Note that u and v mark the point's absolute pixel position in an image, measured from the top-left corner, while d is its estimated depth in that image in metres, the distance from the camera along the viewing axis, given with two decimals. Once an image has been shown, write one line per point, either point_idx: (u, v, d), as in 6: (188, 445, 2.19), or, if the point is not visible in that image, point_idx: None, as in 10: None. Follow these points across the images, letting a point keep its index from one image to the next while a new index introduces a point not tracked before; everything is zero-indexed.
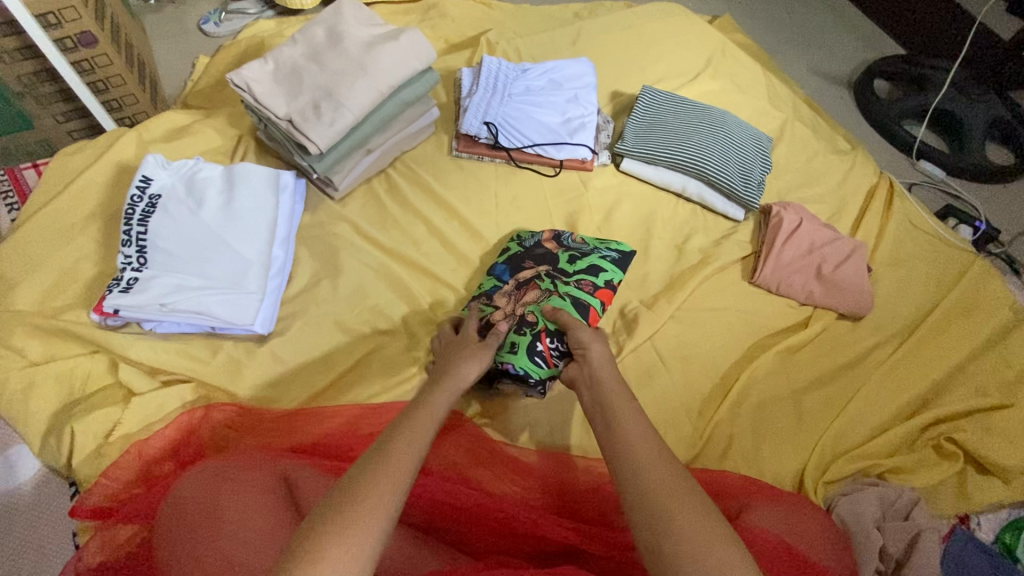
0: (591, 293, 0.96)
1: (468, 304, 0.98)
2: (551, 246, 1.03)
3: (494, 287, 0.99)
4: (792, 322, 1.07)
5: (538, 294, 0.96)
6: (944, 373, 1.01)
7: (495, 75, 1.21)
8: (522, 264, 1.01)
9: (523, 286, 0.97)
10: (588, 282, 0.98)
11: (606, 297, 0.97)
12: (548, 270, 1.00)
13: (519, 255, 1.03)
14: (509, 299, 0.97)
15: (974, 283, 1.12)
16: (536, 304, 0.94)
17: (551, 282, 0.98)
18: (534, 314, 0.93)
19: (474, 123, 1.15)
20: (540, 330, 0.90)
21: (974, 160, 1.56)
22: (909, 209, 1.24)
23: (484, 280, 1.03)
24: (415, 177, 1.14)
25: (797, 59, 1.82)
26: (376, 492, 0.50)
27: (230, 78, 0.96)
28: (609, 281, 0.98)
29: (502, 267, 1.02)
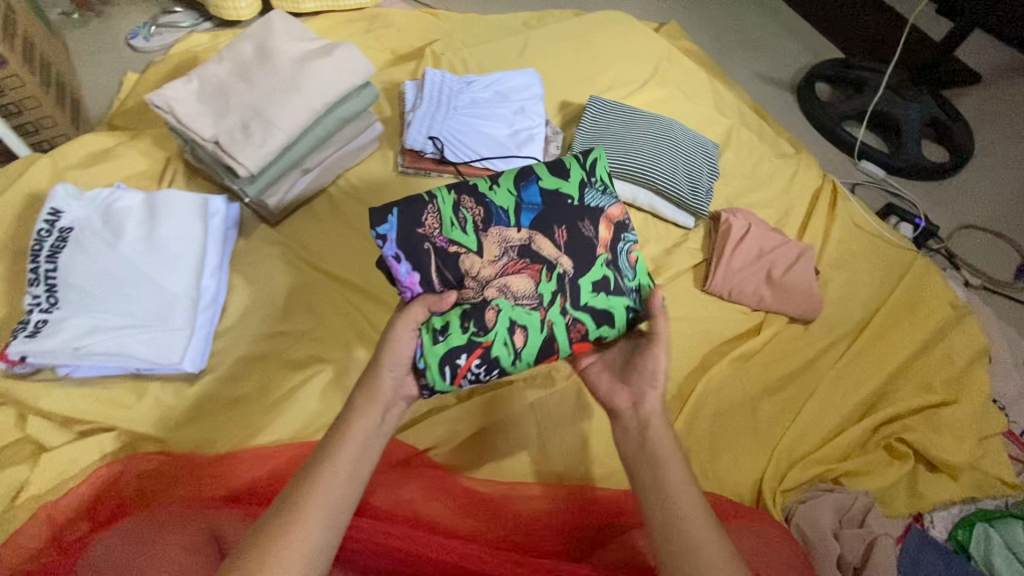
0: (572, 341, 0.78)
1: (471, 209, 0.80)
2: (599, 238, 0.81)
3: (506, 213, 0.81)
4: (746, 328, 1.07)
5: (527, 296, 0.77)
6: (891, 373, 1.02)
7: (439, 88, 1.18)
8: (547, 228, 0.80)
9: (525, 266, 0.78)
10: (584, 324, 0.78)
11: (580, 351, 0.79)
12: (571, 268, 0.79)
13: (562, 205, 0.82)
14: (501, 247, 0.79)
15: (916, 281, 1.15)
16: (510, 303, 0.77)
17: (553, 286, 0.78)
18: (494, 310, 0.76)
19: (418, 138, 1.11)
20: (480, 342, 0.75)
21: (912, 160, 1.62)
22: (852, 211, 1.27)
23: (510, 185, 0.82)
24: (358, 195, 1.10)
25: (743, 64, 1.85)
26: (301, 512, 0.57)
27: (149, 98, 0.89)
28: (600, 339, 0.79)
29: (530, 212, 0.81)
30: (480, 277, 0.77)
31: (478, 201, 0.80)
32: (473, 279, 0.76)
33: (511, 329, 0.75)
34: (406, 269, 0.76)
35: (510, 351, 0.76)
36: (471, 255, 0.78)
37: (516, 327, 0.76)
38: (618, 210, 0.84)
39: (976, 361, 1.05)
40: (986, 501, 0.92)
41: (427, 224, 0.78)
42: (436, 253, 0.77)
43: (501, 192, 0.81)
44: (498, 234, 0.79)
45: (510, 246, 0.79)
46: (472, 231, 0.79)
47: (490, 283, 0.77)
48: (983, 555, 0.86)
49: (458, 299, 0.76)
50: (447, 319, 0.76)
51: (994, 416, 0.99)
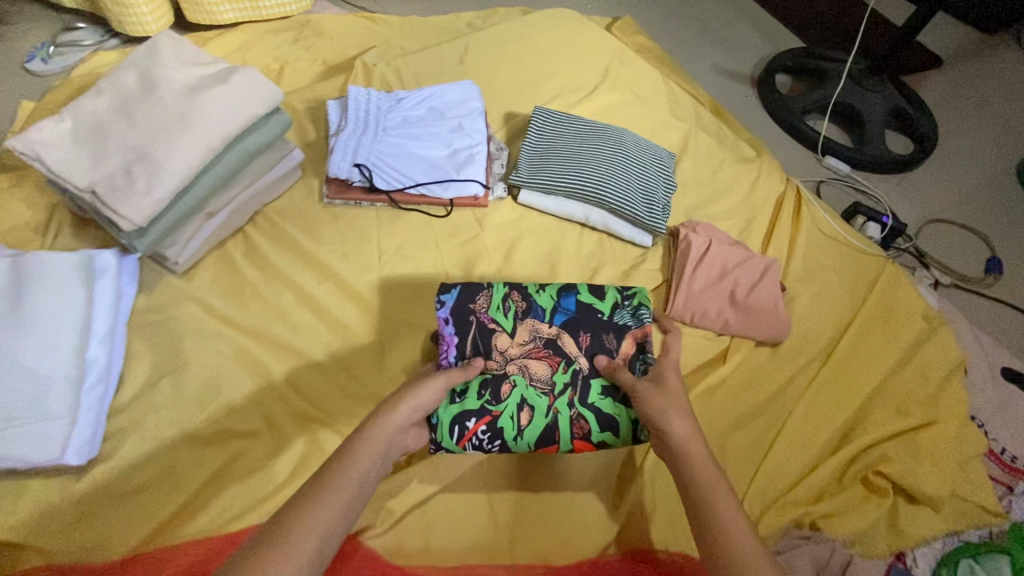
0: (573, 438, 0.77)
1: (521, 294, 0.85)
2: (622, 350, 0.81)
3: (545, 304, 0.84)
4: (711, 355, 0.99)
5: (544, 381, 0.78)
6: (865, 396, 0.96)
7: (365, 107, 1.06)
8: (576, 332, 0.82)
9: (547, 355, 0.80)
10: (585, 425, 0.77)
11: (578, 450, 0.78)
12: (589, 371, 0.80)
13: (595, 317, 0.84)
14: (530, 333, 0.81)
15: (886, 291, 1.08)
16: (524, 383, 0.78)
17: (568, 381, 0.79)
18: (510, 385, 0.78)
19: (343, 166, 0.99)
20: (487, 414, 0.76)
21: (877, 153, 1.56)
22: (818, 217, 1.20)
23: (554, 290, 0.86)
24: (279, 235, 0.98)
25: (700, 58, 1.77)
26: (301, 523, 0.52)
27: (11, 145, 0.76)
28: (600, 444, 0.77)
29: (565, 315, 0.83)
30: (507, 353, 0.80)
31: (524, 294, 0.84)
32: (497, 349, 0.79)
33: (519, 407, 0.76)
34: (448, 330, 0.80)
35: (515, 427, 0.76)
36: (503, 335, 0.81)
37: (521, 405, 0.77)
38: (648, 330, 0.82)
39: (952, 375, 0.99)
40: (971, 533, 0.86)
41: (477, 302, 0.82)
42: (477, 326, 0.81)
43: (545, 294, 0.85)
44: (532, 324, 0.82)
45: (539, 333, 0.82)
46: (511, 318, 0.83)
47: (513, 360, 0.79)
48: None
49: (479, 367, 0.77)
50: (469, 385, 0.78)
51: (975, 436, 0.93)
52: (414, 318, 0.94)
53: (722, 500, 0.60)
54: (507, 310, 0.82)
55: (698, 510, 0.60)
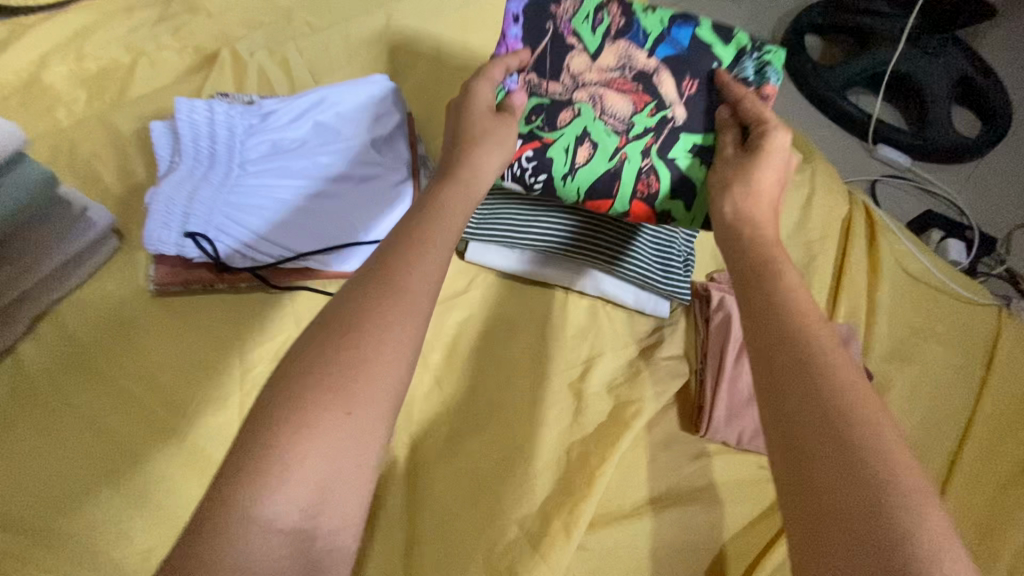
0: (634, 198, 0.65)
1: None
2: (726, 117, 0.61)
3: (669, 37, 0.64)
4: (771, 496, 0.65)
5: (620, 117, 0.64)
6: (1009, 549, 0.63)
7: (208, 127, 0.66)
8: (680, 70, 0.64)
9: (633, 86, 0.64)
10: (654, 180, 0.64)
11: (635, 214, 0.65)
12: (684, 120, 0.64)
13: (703, 50, 0.64)
14: (630, 108, 0.64)
15: (1009, 367, 0.75)
16: (598, 173, 0.65)
17: (650, 127, 0.64)
18: (583, 160, 0.65)
19: (168, 237, 0.61)
20: (537, 139, 0.64)
21: (945, 138, 1.20)
22: (899, 248, 0.84)
23: (664, 13, 0.65)
24: (73, 356, 0.60)
25: (707, 17, 1.36)
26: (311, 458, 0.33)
27: None
28: (666, 215, 0.65)
29: (671, 48, 0.64)
30: (582, 79, 0.64)
31: (626, 7, 0.65)
32: (567, 124, 0.65)
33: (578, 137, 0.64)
34: (513, 31, 0.65)
35: (568, 159, 0.64)
36: (582, 54, 0.65)
37: (586, 200, 0.66)
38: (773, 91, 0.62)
39: None
40: None
41: (562, 5, 0.65)
42: (549, 36, 0.65)
43: (655, 16, 0.65)
44: (625, 48, 0.64)
45: (632, 61, 0.64)
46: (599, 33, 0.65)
47: (586, 86, 0.64)
48: None
49: (536, 86, 0.65)
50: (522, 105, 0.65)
51: None
52: None
53: (852, 373, 0.37)
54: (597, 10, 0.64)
55: (818, 416, 0.35)
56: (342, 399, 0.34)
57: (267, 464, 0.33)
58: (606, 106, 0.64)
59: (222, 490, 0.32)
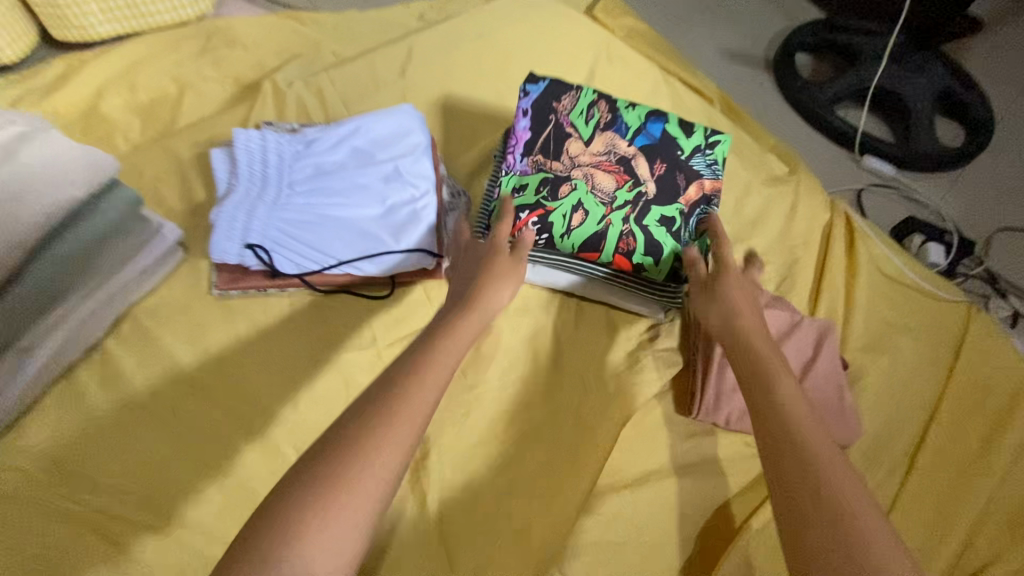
0: (616, 253, 0.74)
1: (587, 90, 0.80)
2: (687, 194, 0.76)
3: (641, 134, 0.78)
4: (755, 471, 0.74)
5: (607, 191, 0.76)
6: (967, 517, 0.71)
7: (263, 155, 0.77)
8: (652, 157, 0.77)
9: (618, 167, 0.76)
10: (633, 240, 0.75)
11: (617, 266, 0.75)
12: (655, 195, 0.76)
13: (672, 150, 0.77)
14: (614, 181, 0.76)
15: (976, 357, 0.82)
16: (590, 230, 0.74)
17: (630, 199, 0.75)
18: (576, 219, 0.74)
19: (230, 249, 0.71)
20: (540, 206, 0.75)
21: (927, 150, 1.27)
22: (876, 252, 0.92)
23: (639, 110, 0.80)
24: (150, 350, 0.71)
25: (701, 39, 1.46)
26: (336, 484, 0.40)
27: None
28: (642, 267, 0.75)
29: (647, 139, 0.78)
30: (575, 157, 0.77)
31: (612, 106, 0.79)
32: (566, 191, 0.75)
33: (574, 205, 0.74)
34: (523, 123, 0.78)
35: (565, 222, 0.74)
36: (578, 141, 0.77)
37: (580, 251, 0.75)
38: (717, 186, 0.77)
39: None
40: None
41: (561, 103, 0.79)
42: (553, 128, 0.78)
43: (634, 112, 0.79)
44: (610, 138, 0.78)
45: (616, 148, 0.77)
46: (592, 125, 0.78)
47: (581, 165, 0.76)
48: None
49: (544, 166, 0.76)
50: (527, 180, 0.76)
51: None
52: None
53: (821, 440, 0.50)
54: (588, 109, 0.79)
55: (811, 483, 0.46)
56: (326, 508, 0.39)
57: (315, 506, 0.39)
58: (595, 177, 0.76)
59: (264, 511, 0.39)
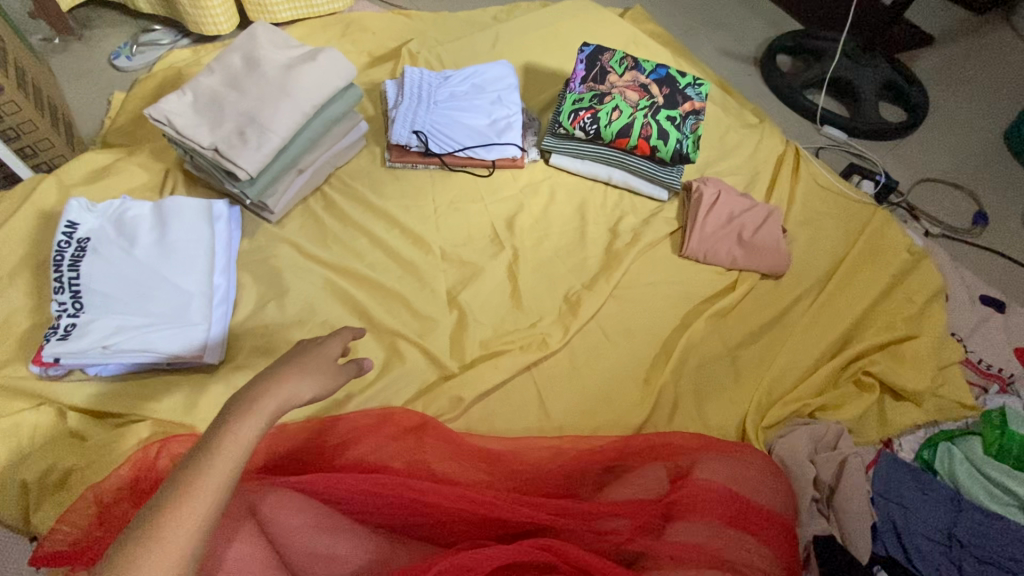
0: (640, 136, 1.18)
1: (620, 54, 1.28)
2: (682, 107, 1.21)
3: (653, 74, 1.24)
4: (722, 286, 1.15)
5: (634, 100, 1.20)
6: (858, 315, 1.11)
7: (418, 84, 1.24)
8: (661, 86, 1.23)
9: (639, 89, 1.22)
10: (651, 129, 1.18)
11: (640, 147, 1.18)
12: (663, 103, 1.20)
13: (674, 83, 1.23)
14: (638, 95, 1.21)
15: (877, 231, 1.23)
16: (624, 120, 1.18)
17: (648, 105, 1.19)
18: (617, 114, 1.18)
19: (403, 133, 1.17)
20: (592, 107, 1.20)
21: (871, 122, 1.71)
22: (815, 171, 1.35)
23: (652, 64, 1.27)
24: (351, 191, 1.15)
25: (705, 42, 1.93)
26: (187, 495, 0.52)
27: (147, 113, 0.96)
28: (657, 147, 1.18)
29: (657, 76, 1.24)
30: (613, 83, 1.23)
31: (634, 60, 1.26)
32: (608, 99, 1.20)
33: (613, 106, 1.18)
34: (580, 67, 1.26)
35: (608, 117, 1.18)
36: (614, 75, 1.24)
37: (618, 133, 1.18)
38: (701, 104, 1.22)
39: (932, 299, 1.15)
40: (948, 424, 1.03)
41: (604, 57, 1.26)
42: (599, 68, 1.25)
43: (649, 64, 1.26)
44: (635, 74, 1.24)
45: (638, 80, 1.23)
46: (623, 68, 1.25)
47: (616, 87, 1.22)
48: (948, 471, 0.96)
49: (593, 88, 1.22)
50: (583, 96, 1.22)
51: (952, 347, 1.09)
52: (466, 257, 1.11)
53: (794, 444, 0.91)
54: (621, 61, 1.26)
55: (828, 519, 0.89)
56: (210, 467, 0.53)
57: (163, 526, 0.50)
58: (626, 93, 1.21)
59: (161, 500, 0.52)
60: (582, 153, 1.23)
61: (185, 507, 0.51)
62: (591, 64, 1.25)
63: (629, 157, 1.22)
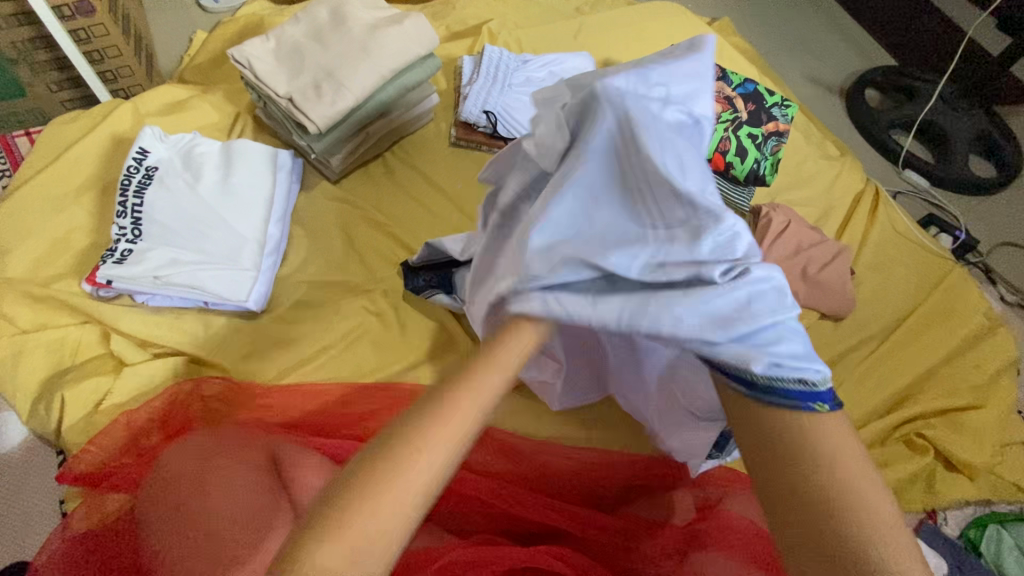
0: (716, 150, 1.13)
1: (710, 61, 1.22)
2: (767, 126, 1.15)
3: (740, 86, 1.18)
4: None
5: (717, 112, 1.15)
6: (918, 375, 1.05)
7: (496, 64, 1.21)
8: (746, 101, 1.17)
9: (723, 100, 1.16)
10: (728, 143, 1.13)
11: (714, 161, 1.14)
12: (746, 120, 1.15)
13: (760, 100, 1.17)
14: (720, 107, 1.16)
15: (952, 289, 1.15)
16: None
17: (730, 119, 1.14)
18: None
19: (473, 111, 1.14)
20: None
21: (958, 173, 1.59)
22: (893, 215, 1.26)
23: (741, 76, 1.21)
24: (412, 162, 1.13)
25: (792, 65, 1.83)
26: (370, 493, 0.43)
27: (231, 53, 0.96)
28: (731, 162, 1.13)
29: (744, 90, 1.18)
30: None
31: (723, 71, 1.20)
32: None
33: None
34: None
35: None
36: None
37: None
38: (787, 126, 1.15)
39: (1004, 370, 1.06)
40: (1000, 505, 0.96)
41: None
42: None
43: (737, 75, 1.20)
44: (722, 85, 1.18)
45: (724, 90, 1.18)
46: None
47: None
48: (993, 555, 0.91)
49: None
50: None
51: (1016, 427, 1.01)
52: None
53: None
54: (710, 70, 1.20)
55: None
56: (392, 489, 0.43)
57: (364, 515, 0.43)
58: None
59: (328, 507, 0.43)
60: None
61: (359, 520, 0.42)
62: None
63: None
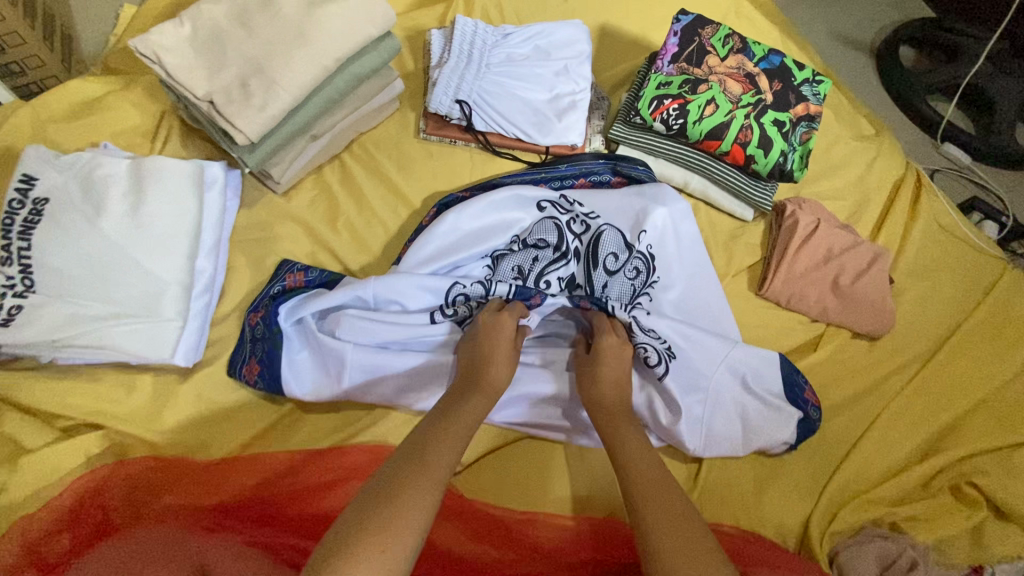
0: (735, 141, 0.95)
1: (729, 30, 1.02)
2: (795, 108, 0.96)
3: (763, 61, 0.99)
4: (801, 341, 0.95)
5: (736, 94, 0.96)
6: (967, 405, 0.91)
7: (469, 38, 1.00)
8: (770, 78, 0.98)
9: (743, 79, 0.97)
10: (750, 132, 0.95)
11: (732, 154, 0.96)
12: (772, 103, 0.96)
13: (787, 76, 0.98)
14: (739, 88, 0.97)
15: (1004, 298, 1.00)
16: (716, 115, 0.95)
17: (753, 102, 0.96)
18: (712, 107, 0.95)
19: (444, 101, 0.95)
20: (680, 95, 0.96)
21: (1003, 145, 1.39)
22: (936, 207, 1.09)
23: (765, 47, 1.02)
24: (373, 165, 0.96)
25: (816, 20, 1.60)
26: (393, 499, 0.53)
27: (133, 45, 0.76)
28: (752, 155, 0.95)
29: (768, 65, 0.99)
30: (712, 68, 0.98)
31: (743, 40, 1.00)
32: (704, 89, 0.96)
33: (708, 99, 0.95)
34: (672, 40, 1.01)
35: (701, 111, 0.95)
36: (715, 58, 0.99)
37: (710, 128, 0.95)
38: (819, 109, 0.97)
39: None
40: None
41: (704, 31, 1.01)
42: (698, 46, 1.00)
43: (759, 46, 1.00)
44: (741, 59, 0.99)
45: (744, 66, 0.98)
46: (726, 49, 1.00)
47: (716, 74, 0.97)
48: None
49: (686, 70, 0.98)
50: (672, 80, 0.98)
51: None
52: None
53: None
54: (727, 40, 1.00)
55: None
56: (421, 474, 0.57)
57: (393, 513, 0.52)
58: (726, 82, 0.97)
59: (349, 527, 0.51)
60: (654, 149, 1.01)
61: (395, 515, 0.52)
62: (686, 40, 1.00)
63: (712, 165, 1.00)
